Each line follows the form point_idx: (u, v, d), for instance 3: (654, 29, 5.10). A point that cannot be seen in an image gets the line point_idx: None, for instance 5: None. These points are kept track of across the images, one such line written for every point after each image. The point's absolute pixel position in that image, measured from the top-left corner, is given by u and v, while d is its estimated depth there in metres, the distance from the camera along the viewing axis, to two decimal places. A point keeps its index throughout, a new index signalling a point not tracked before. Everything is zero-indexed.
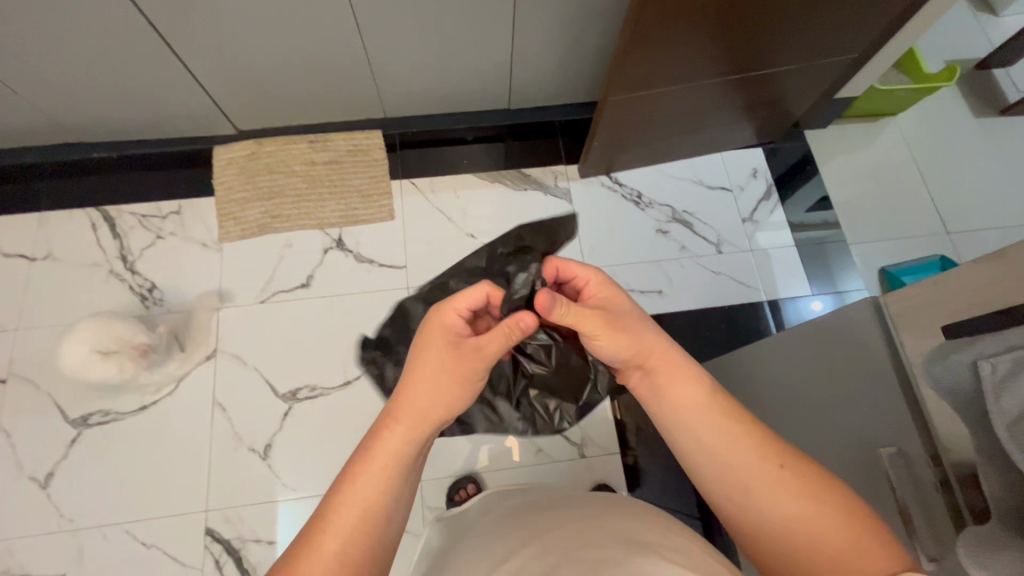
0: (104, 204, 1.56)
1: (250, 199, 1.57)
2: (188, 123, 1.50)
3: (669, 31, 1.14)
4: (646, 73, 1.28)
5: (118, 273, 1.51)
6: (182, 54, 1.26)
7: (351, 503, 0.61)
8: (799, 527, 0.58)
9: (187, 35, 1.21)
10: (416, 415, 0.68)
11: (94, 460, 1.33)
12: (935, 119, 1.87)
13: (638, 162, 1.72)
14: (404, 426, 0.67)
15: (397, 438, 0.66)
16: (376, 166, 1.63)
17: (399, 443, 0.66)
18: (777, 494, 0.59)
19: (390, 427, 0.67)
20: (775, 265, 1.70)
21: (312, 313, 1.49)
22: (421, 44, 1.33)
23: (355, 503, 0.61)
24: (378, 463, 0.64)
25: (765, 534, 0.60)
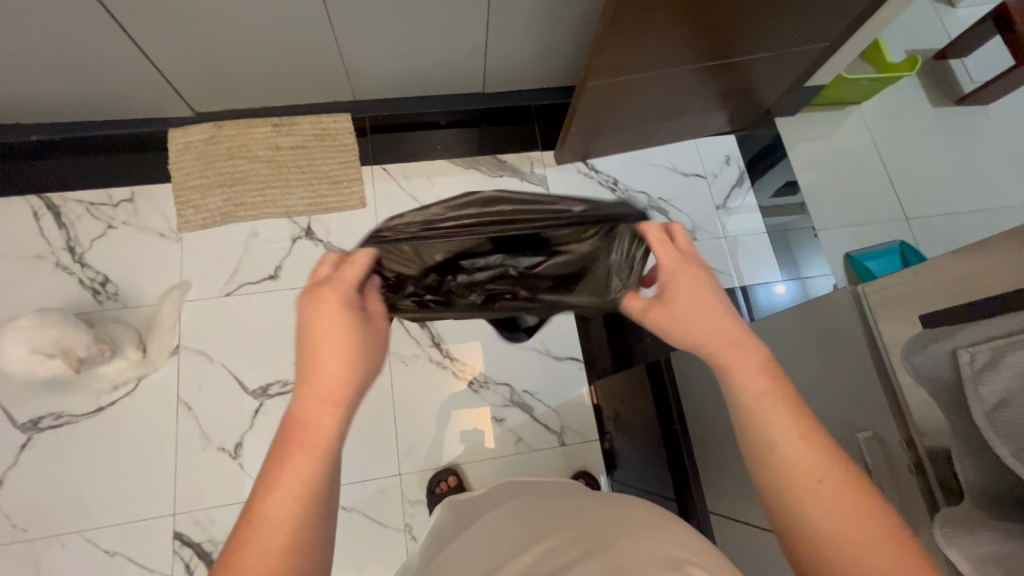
0: (47, 191, 1.45)
1: (211, 186, 1.49)
2: (139, 104, 1.40)
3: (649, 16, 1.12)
4: (624, 59, 1.26)
5: (65, 266, 1.40)
6: (132, 29, 1.16)
7: (291, 484, 0.48)
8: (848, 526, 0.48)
9: (137, 7, 1.11)
10: (330, 395, 0.53)
11: (47, 466, 1.25)
12: (896, 108, 1.93)
13: (615, 149, 1.71)
14: (315, 414, 0.52)
15: (309, 435, 0.50)
16: (346, 150, 1.56)
17: (314, 436, 0.51)
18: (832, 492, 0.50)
19: (306, 422, 0.51)
20: (747, 252, 1.74)
21: (281, 305, 1.43)
22: (392, 23, 1.27)
23: (269, 545, 0.45)
24: (290, 476, 0.48)
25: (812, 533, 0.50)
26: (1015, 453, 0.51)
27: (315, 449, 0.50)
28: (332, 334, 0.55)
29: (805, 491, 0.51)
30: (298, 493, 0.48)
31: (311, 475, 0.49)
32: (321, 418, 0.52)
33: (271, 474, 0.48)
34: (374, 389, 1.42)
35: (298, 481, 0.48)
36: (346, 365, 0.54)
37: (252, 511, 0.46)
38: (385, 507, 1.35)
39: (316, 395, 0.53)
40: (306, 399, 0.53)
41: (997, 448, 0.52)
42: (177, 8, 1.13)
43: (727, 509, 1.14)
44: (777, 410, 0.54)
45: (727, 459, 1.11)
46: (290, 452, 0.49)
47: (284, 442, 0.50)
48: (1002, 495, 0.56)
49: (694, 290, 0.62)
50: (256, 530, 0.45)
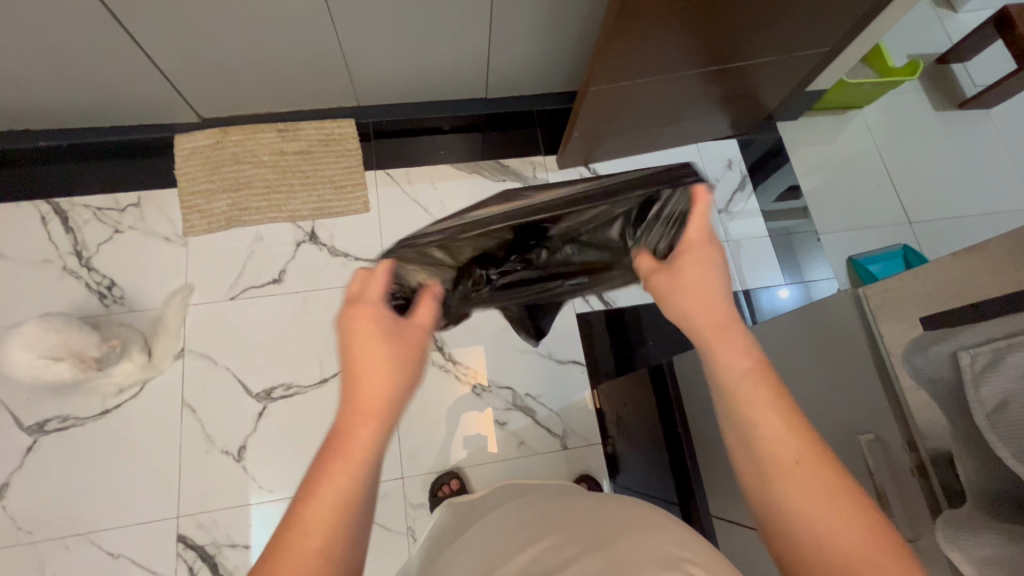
0: (56, 196, 1.46)
1: (217, 190, 1.50)
2: (146, 109, 1.42)
3: (650, 20, 1.13)
4: (626, 64, 1.27)
5: (72, 270, 1.42)
6: (140, 36, 1.18)
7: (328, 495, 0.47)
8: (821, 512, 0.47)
9: (145, 14, 1.13)
10: (370, 407, 0.52)
11: (53, 469, 1.26)
12: (899, 112, 1.93)
13: (617, 153, 1.71)
14: (357, 426, 0.51)
15: (351, 446, 0.50)
16: (350, 155, 1.58)
17: (355, 447, 0.50)
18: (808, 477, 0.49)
19: (350, 434, 0.51)
20: (749, 255, 1.74)
21: (285, 309, 1.44)
22: (396, 29, 1.28)
23: (304, 555, 0.44)
24: (332, 487, 0.47)
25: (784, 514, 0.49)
26: (1015, 454, 0.51)
27: (356, 461, 0.49)
28: (378, 347, 0.55)
29: (782, 473, 0.50)
30: (337, 507, 0.47)
31: (349, 488, 0.48)
32: (362, 431, 0.51)
33: (309, 483, 0.48)
34: None
35: (337, 493, 0.47)
36: (388, 376, 0.53)
37: (291, 519, 0.46)
38: (388, 511, 1.35)
39: (358, 405, 0.52)
40: (349, 411, 0.52)
41: (998, 450, 0.52)
42: (184, 15, 1.15)
43: (730, 513, 1.14)
44: (757, 394, 0.53)
45: (729, 462, 1.11)
46: (331, 462, 0.49)
47: (327, 451, 0.50)
48: (1004, 496, 0.56)
49: (698, 263, 0.61)
50: (293, 540, 0.45)
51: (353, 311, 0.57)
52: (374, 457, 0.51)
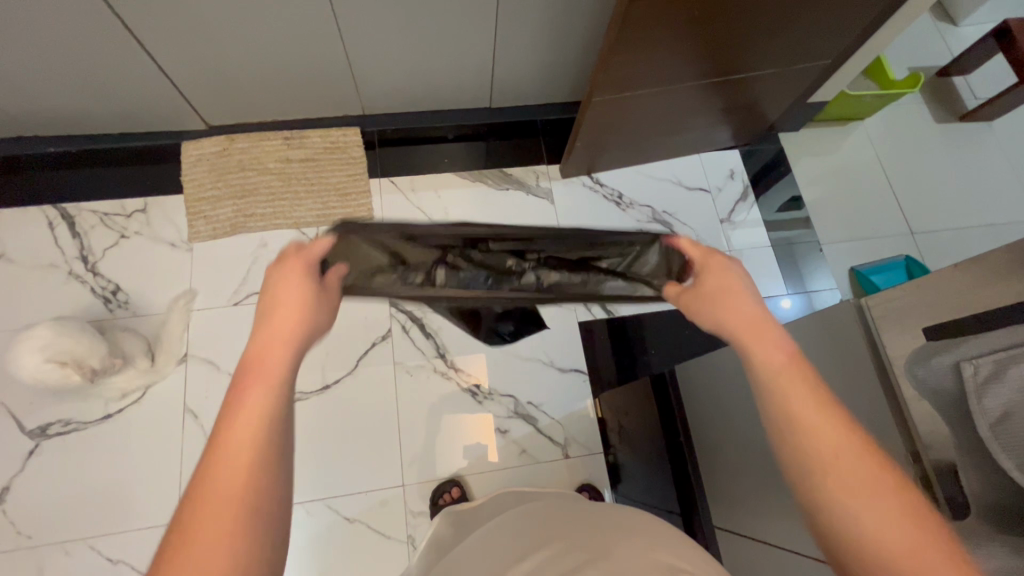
0: (63, 201, 1.48)
1: (223, 197, 1.52)
2: (154, 116, 1.43)
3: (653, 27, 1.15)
4: (629, 74, 1.28)
5: (78, 274, 1.42)
6: (151, 45, 1.20)
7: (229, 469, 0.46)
8: (869, 512, 0.50)
9: (155, 24, 1.15)
10: (285, 334, 0.57)
11: (54, 472, 1.26)
12: (900, 124, 1.94)
13: (620, 163, 1.72)
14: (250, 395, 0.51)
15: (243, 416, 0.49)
16: (354, 163, 1.59)
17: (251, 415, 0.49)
18: (852, 477, 0.52)
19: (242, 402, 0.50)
20: (752, 265, 1.74)
21: None
22: (402, 39, 1.30)
23: (230, 475, 0.46)
24: (229, 461, 0.46)
25: (837, 522, 0.51)
26: (1020, 466, 0.51)
27: (273, 381, 0.52)
28: (281, 312, 0.59)
29: (829, 480, 0.52)
30: (259, 421, 0.49)
31: (270, 403, 0.51)
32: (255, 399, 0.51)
33: (229, 409, 0.50)
34: (380, 399, 1.43)
35: (254, 415, 0.49)
36: (294, 310, 0.59)
37: (216, 441, 0.47)
38: (387, 518, 1.35)
39: (271, 338, 0.57)
40: (260, 345, 0.56)
41: (1002, 461, 0.52)
42: (194, 25, 1.18)
43: (733, 525, 1.13)
44: (801, 404, 0.56)
45: (732, 473, 1.11)
46: (249, 386, 0.52)
47: (239, 379, 0.52)
48: (1011, 509, 0.56)
49: (719, 268, 0.70)
50: (216, 464, 0.46)
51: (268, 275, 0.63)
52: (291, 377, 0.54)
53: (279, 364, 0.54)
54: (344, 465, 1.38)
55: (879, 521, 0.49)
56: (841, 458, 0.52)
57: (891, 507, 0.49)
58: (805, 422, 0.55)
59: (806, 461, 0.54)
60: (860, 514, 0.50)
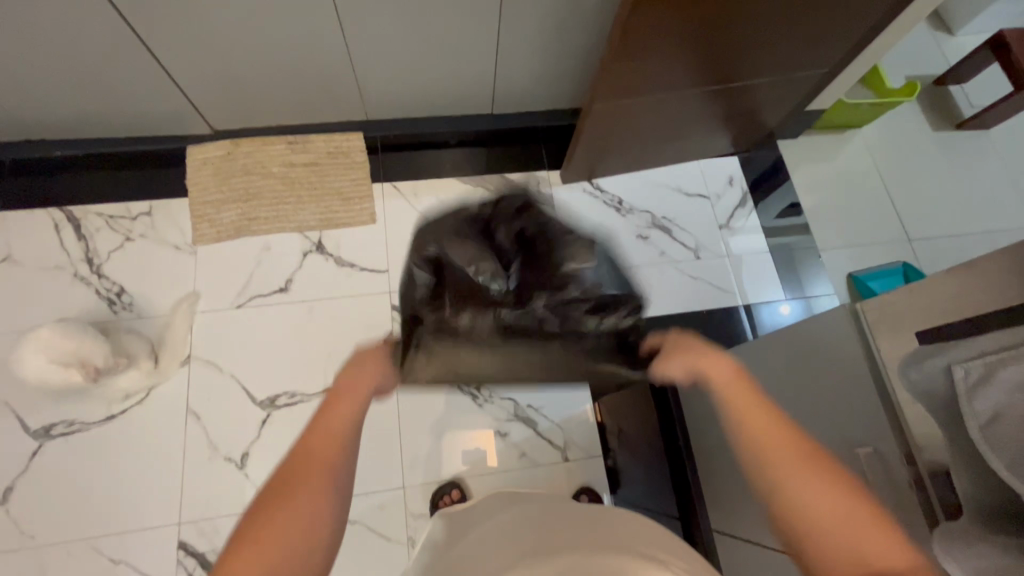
0: (69, 204, 1.50)
1: (227, 201, 1.53)
2: (160, 121, 1.45)
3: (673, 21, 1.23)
4: (629, 81, 1.30)
5: (83, 276, 1.44)
6: (158, 49, 1.22)
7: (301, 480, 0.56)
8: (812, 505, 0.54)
9: (163, 28, 1.17)
10: (373, 366, 0.71)
11: (57, 472, 1.27)
12: (898, 132, 1.96)
13: (620, 169, 1.74)
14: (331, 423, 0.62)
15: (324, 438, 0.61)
16: (357, 168, 1.61)
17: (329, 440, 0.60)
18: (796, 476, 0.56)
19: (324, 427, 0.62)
20: (750, 270, 1.75)
21: (291, 318, 1.46)
22: (406, 44, 1.32)
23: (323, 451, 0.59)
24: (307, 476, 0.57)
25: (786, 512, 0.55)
26: (1008, 467, 0.52)
27: (363, 396, 0.67)
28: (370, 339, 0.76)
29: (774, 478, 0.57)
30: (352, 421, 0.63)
31: (359, 412, 0.65)
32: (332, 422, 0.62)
33: (332, 405, 0.64)
34: (381, 402, 1.44)
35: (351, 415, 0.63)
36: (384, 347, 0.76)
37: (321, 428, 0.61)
38: (387, 520, 1.35)
39: (364, 362, 0.72)
40: (358, 366, 0.70)
41: (989, 460, 0.53)
42: (201, 30, 1.19)
43: (730, 527, 1.14)
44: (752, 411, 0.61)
45: (729, 476, 1.12)
46: (348, 391, 0.66)
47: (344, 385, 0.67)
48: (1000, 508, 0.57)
49: None
50: (317, 444, 0.59)
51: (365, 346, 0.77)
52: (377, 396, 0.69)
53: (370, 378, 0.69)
54: None
55: (824, 504, 0.54)
56: (784, 458, 0.57)
57: (831, 496, 0.54)
58: (752, 431, 0.60)
59: (760, 465, 0.58)
60: (806, 499, 0.55)
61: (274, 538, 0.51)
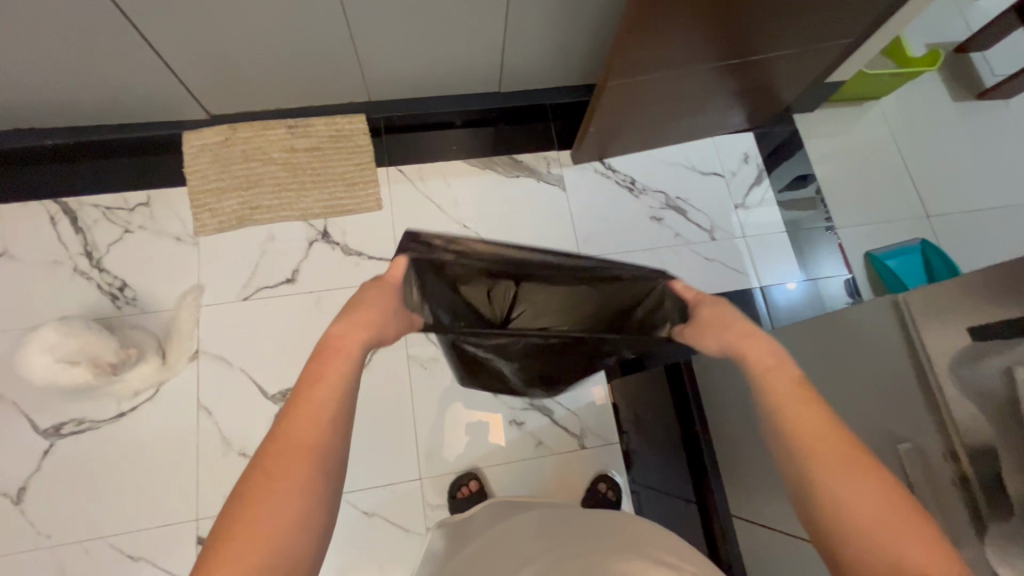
0: (65, 196, 1.44)
1: (227, 189, 1.48)
2: (154, 107, 1.39)
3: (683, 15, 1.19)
4: (646, 58, 1.24)
5: (83, 271, 1.39)
6: (148, 30, 1.14)
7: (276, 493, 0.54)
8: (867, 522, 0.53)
9: (150, 7, 1.09)
10: (366, 325, 0.68)
11: (70, 472, 1.25)
12: (918, 104, 1.89)
13: (633, 148, 1.67)
14: (313, 415, 0.59)
15: (306, 436, 0.58)
16: (361, 152, 1.55)
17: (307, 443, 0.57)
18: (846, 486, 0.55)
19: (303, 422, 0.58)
20: (767, 249, 1.70)
21: (299, 310, 1.42)
22: (408, 20, 1.24)
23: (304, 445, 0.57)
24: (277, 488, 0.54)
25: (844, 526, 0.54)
26: None
27: (347, 358, 0.64)
28: (372, 294, 0.72)
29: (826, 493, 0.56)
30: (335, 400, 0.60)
31: (343, 379, 0.62)
32: (314, 407, 0.59)
33: (308, 386, 0.61)
34: (394, 394, 1.42)
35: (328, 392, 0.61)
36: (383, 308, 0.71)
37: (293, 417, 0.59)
38: (405, 511, 1.35)
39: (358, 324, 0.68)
40: (342, 339, 0.65)
41: None
42: (192, 9, 1.11)
43: (753, 516, 1.13)
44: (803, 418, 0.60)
45: (752, 466, 1.10)
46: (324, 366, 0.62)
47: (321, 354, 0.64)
48: None
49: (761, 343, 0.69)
50: (297, 431, 0.58)
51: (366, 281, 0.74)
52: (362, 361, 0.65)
53: (354, 347, 0.65)
54: (360, 458, 1.38)
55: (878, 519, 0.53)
56: (836, 464, 0.56)
57: (892, 513, 0.53)
58: (809, 442, 0.59)
59: (807, 464, 0.58)
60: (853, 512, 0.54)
61: (250, 533, 0.51)
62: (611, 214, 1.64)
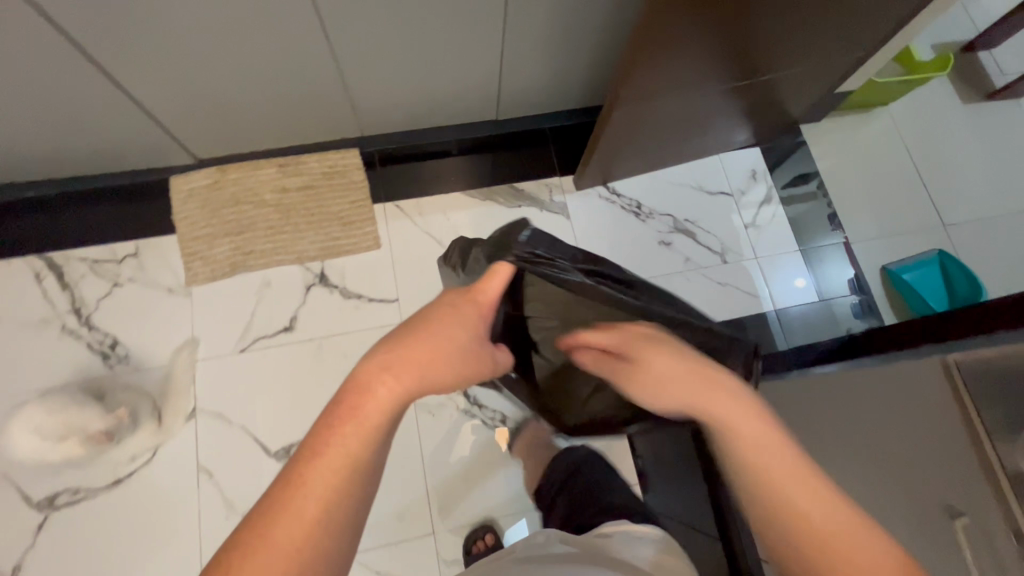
0: (48, 250, 1.38)
1: (218, 235, 1.43)
2: (139, 154, 1.33)
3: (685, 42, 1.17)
4: (650, 86, 1.20)
5: (72, 329, 1.34)
6: (126, 78, 1.09)
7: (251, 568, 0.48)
8: None
9: (129, 55, 1.04)
10: (418, 366, 0.58)
11: (67, 546, 1.20)
12: (928, 108, 1.83)
13: (638, 170, 1.62)
14: (310, 477, 0.52)
15: (301, 501, 0.51)
16: (355, 189, 1.50)
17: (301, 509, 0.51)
18: None
19: (303, 478, 0.52)
20: (780, 269, 1.65)
21: (299, 360, 1.36)
22: (400, 53, 1.19)
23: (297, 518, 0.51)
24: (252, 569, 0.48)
25: None
26: None
27: (367, 419, 0.54)
28: (448, 322, 0.62)
29: None
30: (340, 477, 0.52)
31: (358, 450, 0.54)
32: (311, 474, 0.52)
33: (317, 442, 0.53)
34: (403, 444, 1.36)
35: (339, 464, 0.52)
36: (443, 355, 0.60)
37: (294, 479, 0.52)
38: (420, 567, 1.29)
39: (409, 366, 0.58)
40: (368, 397, 0.55)
41: None
42: (171, 55, 1.06)
43: None
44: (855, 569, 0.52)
45: None
46: (344, 426, 0.54)
47: (341, 405, 0.55)
48: None
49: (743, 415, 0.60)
50: (293, 504, 0.51)
51: (443, 300, 0.65)
52: (388, 428, 0.56)
53: (386, 411, 0.56)
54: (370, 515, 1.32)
55: None
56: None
57: None
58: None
59: None
60: None
61: None
62: (622, 241, 1.58)
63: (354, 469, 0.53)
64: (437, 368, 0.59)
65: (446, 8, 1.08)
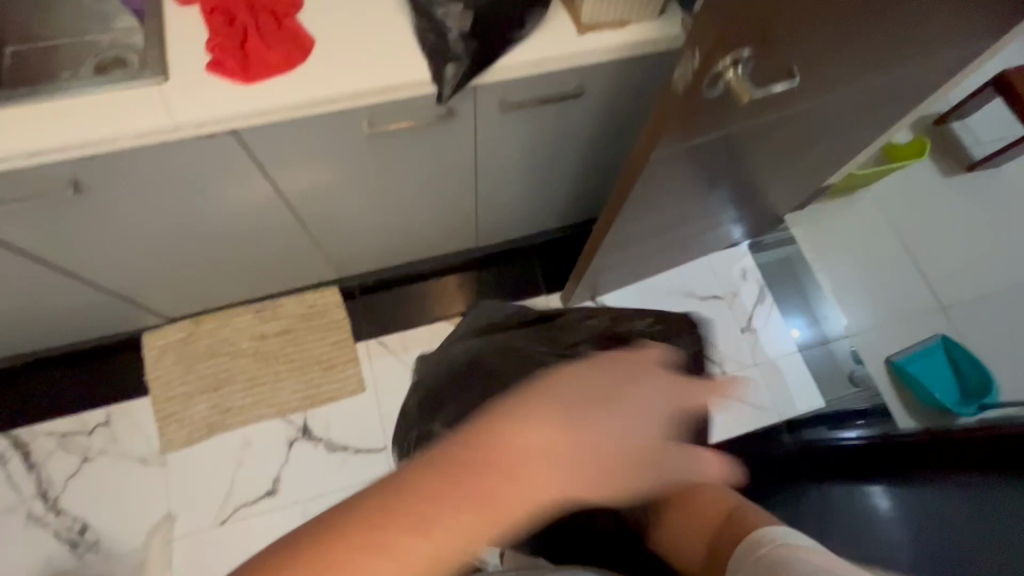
0: (15, 428, 1.31)
1: (194, 393, 1.36)
2: (109, 322, 1.29)
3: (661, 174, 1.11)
4: (632, 227, 1.15)
5: (38, 516, 1.25)
6: (76, 272, 1.04)
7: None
8: None
9: (72, 257, 0.99)
10: (560, 430, 0.46)
11: None
12: (910, 184, 1.81)
13: (624, 281, 1.55)
14: (447, 516, 0.40)
15: (429, 540, 0.39)
16: (336, 329, 1.44)
17: (430, 553, 0.39)
18: None
19: (443, 523, 0.40)
20: (787, 376, 1.52)
21: (284, 528, 1.27)
22: (371, 211, 1.16)
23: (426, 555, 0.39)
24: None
25: None
26: None
27: (519, 484, 0.43)
28: (615, 393, 0.50)
29: None
30: (533, 503, 0.43)
31: (517, 504, 0.42)
32: (450, 519, 0.40)
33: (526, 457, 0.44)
34: None
35: (536, 482, 0.43)
36: (622, 443, 0.49)
37: (462, 483, 0.41)
38: None
39: (579, 440, 0.47)
40: (597, 426, 0.48)
41: None
42: (119, 250, 1.01)
43: None
44: None
45: None
46: (535, 423, 0.46)
47: (600, 399, 0.50)
48: None
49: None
50: (434, 531, 0.39)
51: (621, 364, 0.52)
52: (588, 453, 0.47)
53: (544, 437, 0.45)
54: None
55: None
56: None
57: None
58: None
59: None
60: None
61: None
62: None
63: (586, 483, 0.46)
64: (585, 473, 0.46)
65: (407, 175, 1.05)
